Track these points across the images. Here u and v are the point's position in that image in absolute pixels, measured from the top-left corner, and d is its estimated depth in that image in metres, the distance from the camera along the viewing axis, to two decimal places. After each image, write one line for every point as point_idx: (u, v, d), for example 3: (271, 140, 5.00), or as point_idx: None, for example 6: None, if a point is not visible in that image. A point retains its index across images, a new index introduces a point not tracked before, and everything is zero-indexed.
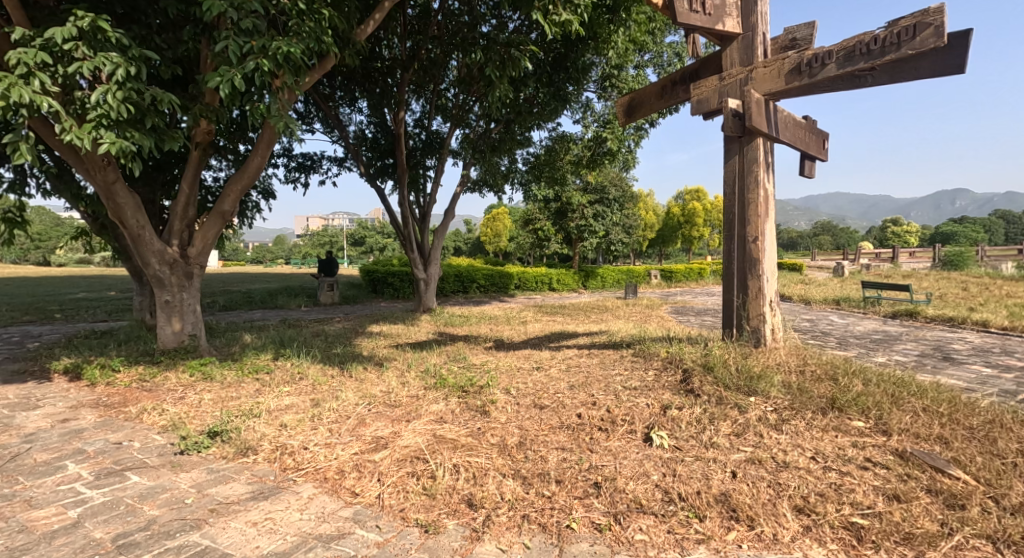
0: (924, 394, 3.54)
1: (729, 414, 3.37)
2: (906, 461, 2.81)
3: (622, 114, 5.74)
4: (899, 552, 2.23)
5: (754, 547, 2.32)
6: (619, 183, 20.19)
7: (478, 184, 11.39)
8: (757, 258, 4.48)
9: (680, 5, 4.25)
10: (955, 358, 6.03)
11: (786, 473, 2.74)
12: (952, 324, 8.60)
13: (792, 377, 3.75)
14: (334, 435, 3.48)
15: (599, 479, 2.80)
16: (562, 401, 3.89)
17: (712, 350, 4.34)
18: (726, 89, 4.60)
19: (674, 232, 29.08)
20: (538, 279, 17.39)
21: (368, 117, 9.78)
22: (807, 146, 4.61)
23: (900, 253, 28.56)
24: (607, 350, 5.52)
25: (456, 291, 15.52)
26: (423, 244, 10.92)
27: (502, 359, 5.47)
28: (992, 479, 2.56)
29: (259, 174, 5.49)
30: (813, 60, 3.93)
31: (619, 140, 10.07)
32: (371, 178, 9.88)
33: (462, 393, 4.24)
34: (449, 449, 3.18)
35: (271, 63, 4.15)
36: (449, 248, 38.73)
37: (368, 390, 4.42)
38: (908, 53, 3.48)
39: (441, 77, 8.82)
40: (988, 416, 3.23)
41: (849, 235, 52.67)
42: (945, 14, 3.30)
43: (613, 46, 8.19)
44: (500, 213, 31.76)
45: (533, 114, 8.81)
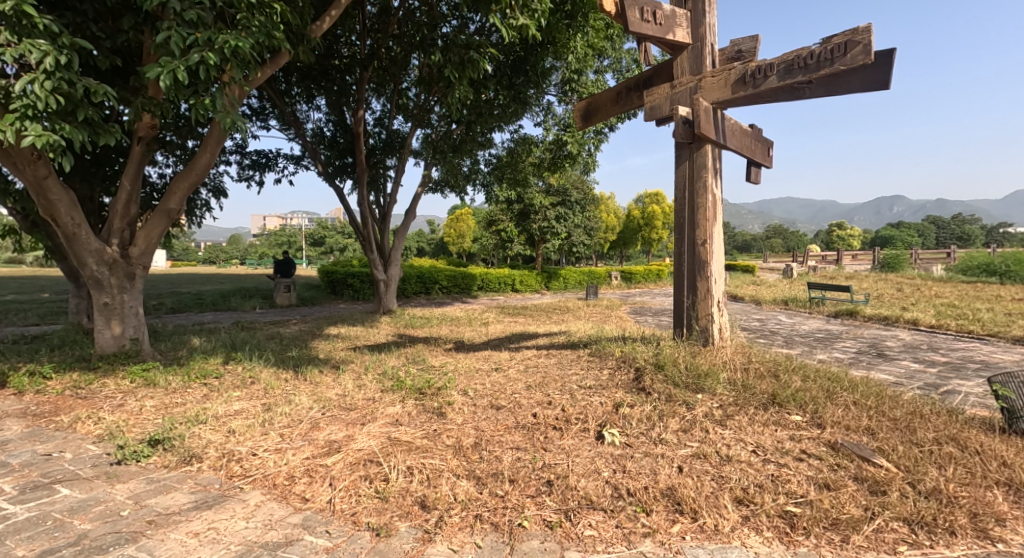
0: (856, 388, 3.77)
1: (678, 411, 3.49)
2: (837, 451, 2.98)
3: (579, 118, 5.82)
4: (826, 537, 2.37)
5: (696, 538, 2.41)
6: (580, 186, 20.44)
7: (440, 184, 11.35)
8: (706, 260, 4.66)
9: (632, 14, 4.35)
10: (888, 355, 6.43)
11: (728, 467, 2.87)
12: (886, 323, 9.14)
13: (737, 374, 3.93)
14: (285, 440, 3.40)
15: (551, 477, 2.86)
16: (519, 402, 3.94)
17: (663, 350, 4.48)
18: (678, 97, 4.76)
19: (634, 234, 29.71)
20: (501, 280, 17.44)
21: (326, 115, 9.60)
22: (752, 153, 4.82)
23: (843, 256, 30.22)
24: (565, 350, 5.60)
25: (417, 292, 15.37)
26: (383, 244, 10.77)
27: (461, 361, 5.47)
28: (910, 466, 2.75)
29: (208, 171, 5.28)
30: (756, 72, 4.13)
31: (579, 144, 10.24)
32: (330, 177, 9.69)
33: (419, 395, 4.22)
34: (403, 452, 3.16)
35: (216, 56, 4.00)
36: (411, 249, 38.35)
37: (323, 394, 4.34)
38: (840, 69, 3.71)
39: (402, 76, 8.78)
40: (910, 408, 3.47)
41: (798, 237, 55.22)
42: (872, 34, 3.54)
43: (572, 51, 8.38)
44: (463, 213, 31.71)
45: (494, 116, 8.82)
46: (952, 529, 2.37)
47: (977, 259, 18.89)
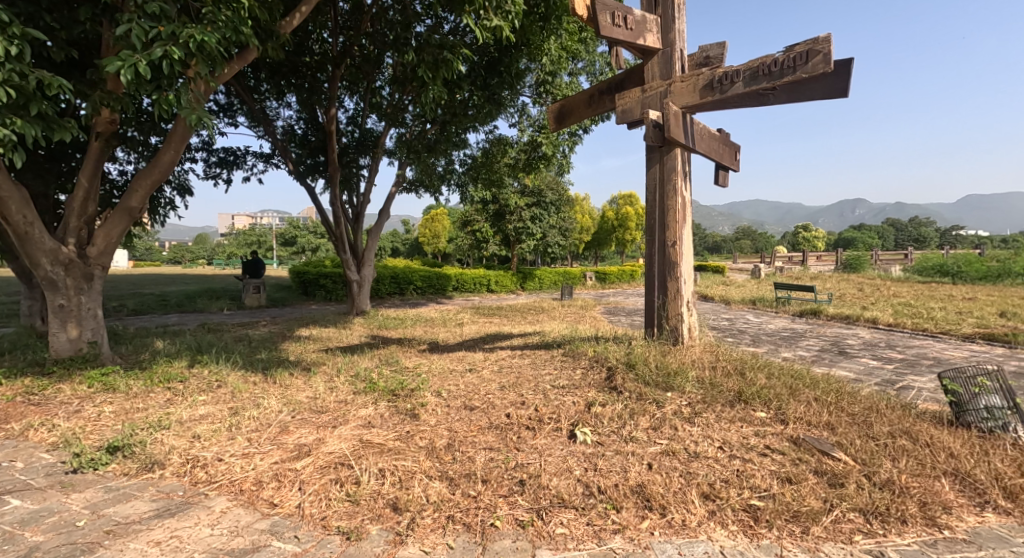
0: (817, 385, 3.91)
1: (648, 410, 3.56)
2: (799, 446, 3.09)
3: (552, 120, 5.84)
4: (788, 529, 2.45)
5: (665, 533, 2.47)
6: (555, 187, 20.54)
7: (414, 184, 11.28)
8: (676, 261, 4.75)
9: (604, 19, 4.41)
10: (849, 352, 6.67)
11: (696, 463, 2.95)
12: (848, 322, 9.47)
13: (705, 372, 4.04)
14: (253, 445, 3.34)
15: (524, 477, 2.88)
16: (492, 402, 3.96)
17: (635, 349, 4.56)
18: (648, 101, 4.84)
19: (608, 235, 30.04)
20: (476, 280, 17.40)
21: (297, 112, 9.44)
22: (720, 156, 4.94)
23: (808, 257, 31.20)
24: (538, 350, 5.65)
25: (391, 293, 15.22)
26: (356, 244, 10.64)
27: (435, 362, 5.46)
28: (867, 459, 2.87)
29: (171, 169, 5.12)
30: (724, 78, 4.23)
31: (553, 145, 10.31)
32: (301, 176, 9.52)
33: (392, 397, 4.18)
34: (375, 454, 3.14)
35: (181, 51, 3.90)
36: (386, 249, 37.97)
37: (293, 396, 4.27)
38: (802, 76, 3.84)
39: (375, 75, 8.69)
40: (867, 403, 3.62)
41: (766, 238, 56.71)
42: (832, 44, 3.67)
43: (546, 53, 8.45)
44: (438, 213, 31.56)
45: (468, 116, 8.81)
46: (903, 518, 2.48)
47: (932, 261, 19.78)
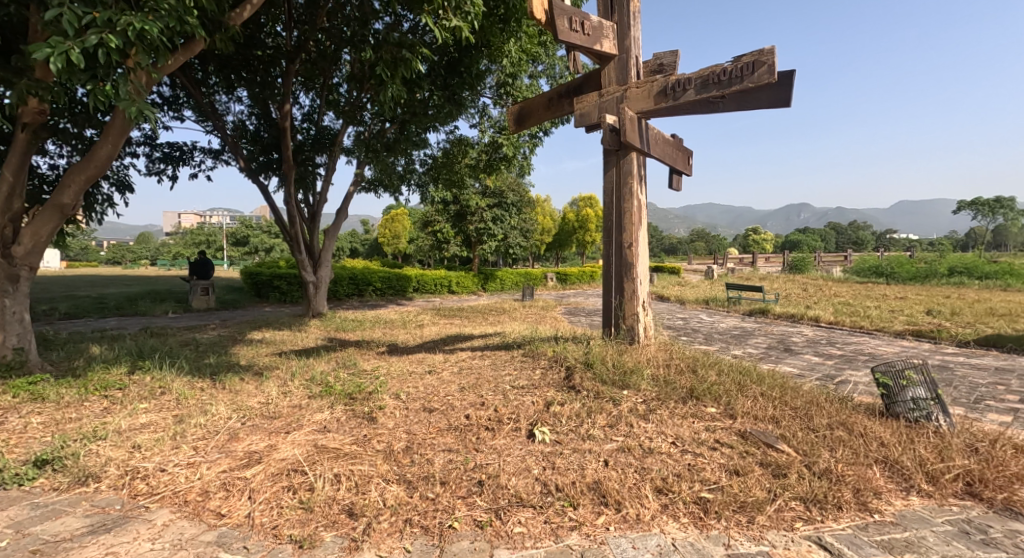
0: (764, 381, 4.10)
1: (605, 408, 3.63)
2: (746, 439, 3.23)
3: (512, 121, 5.86)
4: (734, 519, 2.56)
5: (620, 528, 2.53)
6: (516, 188, 20.64)
7: (373, 183, 11.10)
8: (632, 262, 4.87)
9: (561, 24, 4.48)
10: (793, 349, 7.01)
11: (650, 458, 3.04)
12: (793, 320, 9.95)
13: (660, 370, 4.16)
14: (199, 454, 3.21)
15: (483, 477, 2.89)
16: (452, 404, 3.95)
17: (593, 349, 4.65)
18: (605, 105, 4.94)
19: (569, 236, 30.40)
20: (437, 281, 17.25)
21: (248, 107, 9.13)
22: (674, 161, 5.09)
23: (758, 259, 32.51)
24: (499, 351, 5.66)
25: (349, 294, 14.91)
26: (312, 244, 10.37)
27: (394, 364, 5.39)
28: (807, 450, 3.03)
29: (109, 164, 4.85)
30: (676, 85, 4.37)
31: (514, 147, 10.35)
32: (253, 174, 9.21)
33: (349, 401, 4.11)
34: (330, 459, 3.08)
35: (120, 39, 3.71)
36: (344, 250, 37.15)
37: (244, 402, 4.12)
38: (749, 86, 4.01)
39: (332, 71, 8.51)
40: (809, 397, 3.82)
41: (719, 240, 58.88)
42: (775, 56, 3.85)
43: (506, 55, 8.49)
44: (399, 213, 31.09)
45: (428, 116, 8.75)
46: (839, 504, 2.63)
47: (869, 262, 21.03)
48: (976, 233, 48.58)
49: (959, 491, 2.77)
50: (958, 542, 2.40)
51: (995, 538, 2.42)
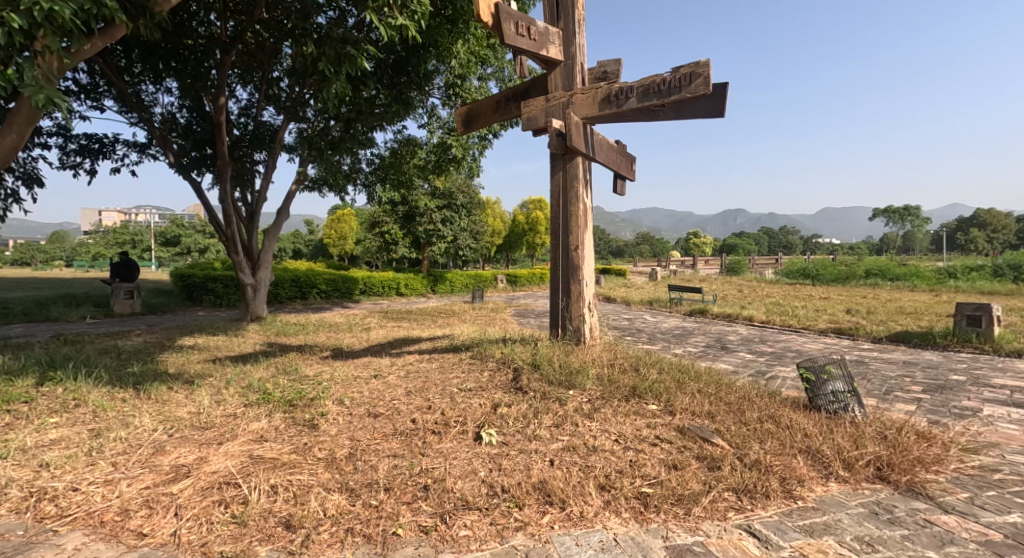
0: (701, 378, 4.29)
1: (551, 408, 3.69)
2: (684, 435, 3.36)
3: (460, 123, 5.83)
4: (672, 512, 2.66)
5: (564, 526, 2.58)
6: (466, 190, 20.57)
7: (317, 182, 10.76)
8: (578, 264, 4.97)
9: (508, 28, 4.51)
10: (729, 347, 7.36)
11: (594, 456, 3.11)
12: (729, 320, 10.46)
13: (604, 370, 4.27)
14: (119, 470, 3.00)
15: (428, 482, 2.86)
16: (398, 408, 3.88)
17: (539, 350, 4.71)
18: (551, 110, 5.01)
19: (519, 239, 30.61)
20: (385, 283, 16.91)
21: (179, 99, 8.63)
22: (618, 166, 5.23)
23: (698, 261, 33.93)
24: (446, 354, 5.62)
25: (292, 297, 14.37)
26: (250, 244, 9.92)
27: (338, 369, 5.24)
28: (740, 443, 3.19)
29: (15, 154, 4.42)
30: (619, 93, 4.51)
31: (463, 148, 10.31)
32: (185, 170, 8.72)
33: (289, 408, 3.96)
34: (267, 470, 2.95)
35: (24, 20, 3.42)
36: (286, 250, 35.75)
37: (172, 413, 3.89)
38: (686, 96, 4.19)
39: (271, 65, 8.19)
40: (741, 392, 4.03)
41: (662, 243, 61.04)
42: (710, 68, 4.04)
43: (454, 56, 8.43)
44: (345, 213, 30.25)
45: (375, 115, 8.58)
46: (766, 493, 2.79)
47: (797, 265, 22.45)
48: (890, 238, 52.81)
49: (870, 475, 3.00)
50: (869, 522, 2.59)
51: (900, 517, 2.64)
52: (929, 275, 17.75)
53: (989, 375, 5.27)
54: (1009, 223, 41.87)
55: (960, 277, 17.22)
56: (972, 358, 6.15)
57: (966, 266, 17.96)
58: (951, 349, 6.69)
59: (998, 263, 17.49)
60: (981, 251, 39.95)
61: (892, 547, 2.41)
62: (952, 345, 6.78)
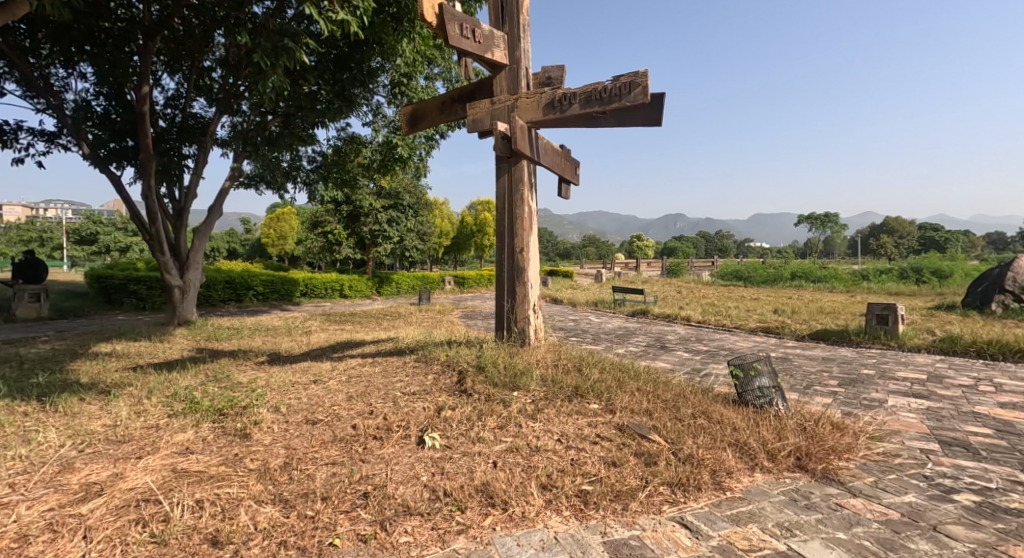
0: (641, 377, 4.43)
1: (495, 410, 3.70)
2: (624, 432, 3.46)
3: (404, 123, 5.70)
4: (611, 508, 2.74)
5: (505, 527, 2.59)
6: (412, 190, 20.30)
7: (253, 180, 10.30)
8: (523, 266, 5.01)
9: (451, 29, 4.48)
10: (668, 346, 7.65)
11: (537, 457, 3.14)
12: (669, 320, 10.89)
13: (548, 370, 4.32)
14: (19, 492, 2.75)
15: (368, 489, 2.80)
16: (338, 414, 3.77)
17: (485, 352, 4.72)
18: (496, 113, 5.03)
19: (467, 240, 30.55)
20: (327, 285, 16.39)
21: (94, 86, 8.03)
22: (563, 170, 5.32)
23: (641, 263, 35.08)
24: (391, 357, 5.53)
25: (225, 299, 13.66)
26: (177, 244, 9.35)
27: (276, 375, 5.03)
28: (675, 439, 3.32)
29: None
30: (563, 99, 4.59)
31: (409, 148, 10.17)
32: (102, 162, 8.12)
33: (218, 417, 3.75)
34: (191, 484, 2.79)
35: None
36: (220, 251, 33.90)
37: (84, 427, 3.59)
38: (626, 104, 4.33)
39: (202, 53, 7.76)
40: (677, 389, 4.20)
41: (606, 245, 62.73)
42: (648, 78, 4.19)
43: (399, 55, 8.29)
44: (285, 212, 29.13)
45: (316, 111, 8.31)
46: (698, 485, 2.92)
47: (730, 268, 23.72)
48: (813, 242, 56.75)
49: (791, 464, 3.20)
50: (789, 509, 2.77)
51: (816, 502, 2.83)
52: (846, 277, 19.22)
53: (895, 368, 5.76)
54: (914, 230, 46.02)
55: (872, 279, 18.74)
56: (881, 353, 6.70)
57: (878, 269, 19.58)
58: (864, 345, 7.26)
59: (904, 265, 19.17)
60: (890, 255, 43.68)
61: (808, 530, 2.58)
62: (864, 341, 7.36)
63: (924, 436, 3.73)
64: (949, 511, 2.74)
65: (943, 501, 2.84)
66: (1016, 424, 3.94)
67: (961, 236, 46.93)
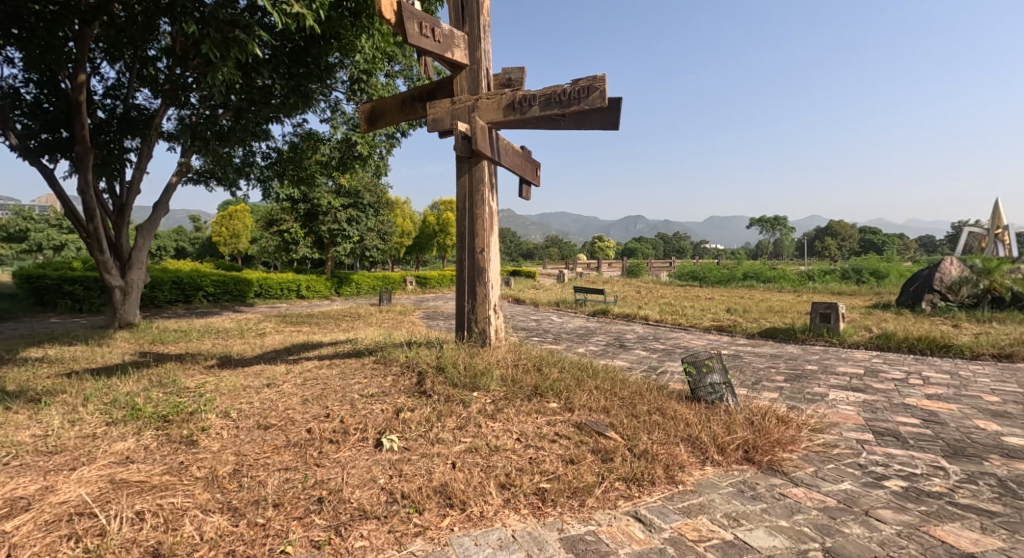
0: (599, 375, 4.51)
1: (455, 410, 3.69)
2: (582, 430, 3.52)
3: (363, 121, 5.58)
4: (568, 505, 2.77)
5: (463, 527, 2.59)
6: (373, 188, 19.96)
7: (202, 175, 9.89)
8: (484, 266, 5.01)
9: (411, 27, 4.43)
10: (626, 345, 7.80)
11: (495, 456, 3.15)
12: (628, 319, 11.12)
13: (508, 370, 4.34)
14: None
15: (323, 494, 2.74)
16: (292, 418, 3.67)
17: (445, 352, 4.70)
18: (457, 113, 5.01)
19: (429, 240, 30.28)
20: (283, 285, 15.91)
21: (23, 72, 7.51)
22: (523, 171, 5.35)
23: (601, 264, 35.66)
24: (348, 359, 5.42)
25: (173, 300, 13.07)
26: (118, 242, 8.86)
27: (227, 378, 4.85)
28: (631, 435, 3.39)
29: None
30: (523, 101, 4.62)
31: (369, 146, 10.00)
32: (32, 154, 7.62)
33: (162, 424, 3.58)
34: (131, 495, 2.66)
35: None
36: (168, 250, 32.38)
37: (11, 438, 3.36)
38: (584, 107, 4.40)
39: (145, 41, 7.38)
40: (634, 387, 4.30)
41: (568, 246, 63.49)
42: (606, 83, 4.28)
43: (358, 51, 8.13)
44: (238, 209, 28.11)
45: (270, 106, 8.05)
46: (652, 480, 3.00)
47: (687, 268, 24.42)
48: (764, 244, 59.12)
49: (739, 457, 3.33)
50: (736, 500, 2.88)
51: (761, 492, 2.95)
52: (794, 278, 20.11)
53: (835, 364, 6.08)
54: (855, 233, 48.61)
55: (818, 279, 19.71)
56: (823, 350, 7.05)
57: (823, 270, 20.60)
58: (808, 342, 7.62)
59: (846, 266, 20.24)
60: (834, 256, 46.02)
61: (753, 519, 2.69)
62: (809, 338, 7.73)
63: (860, 427, 3.95)
64: (880, 496, 2.92)
65: (874, 487, 3.02)
66: (940, 414, 4.22)
67: (897, 239, 49.92)
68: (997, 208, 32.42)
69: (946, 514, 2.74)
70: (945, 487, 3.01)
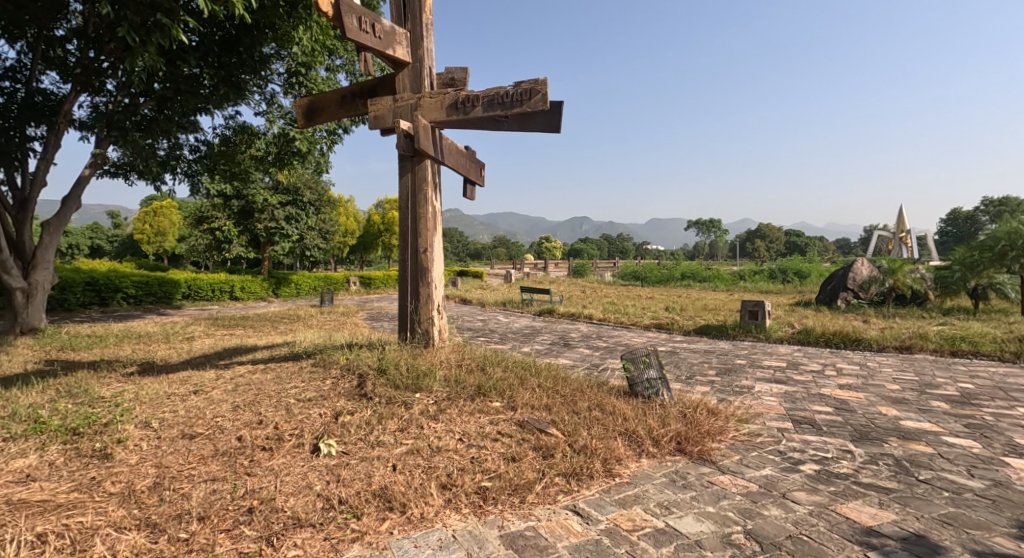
0: (542, 373, 4.57)
1: (397, 412, 3.62)
2: (524, 427, 3.55)
3: (299, 116, 5.37)
4: (509, 502, 2.79)
5: (402, 530, 2.55)
6: (313, 186, 19.30)
7: (121, 168, 9.20)
8: (427, 265, 4.95)
9: (350, 21, 4.30)
10: (570, 344, 7.94)
11: (437, 457, 3.12)
12: (572, 318, 11.32)
13: (451, 371, 4.31)
14: None
15: (254, 504, 2.62)
16: (220, 426, 3.48)
17: (386, 354, 4.60)
18: (399, 111, 4.92)
19: (373, 239, 29.62)
20: (214, 286, 15.06)
21: None
22: (467, 171, 5.33)
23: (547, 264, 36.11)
24: (285, 362, 5.20)
25: (87, 303, 12.09)
26: (20, 240, 8.08)
27: (150, 386, 4.54)
28: (572, 431, 3.46)
29: None
30: (465, 101, 4.60)
31: (307, 141, 9.65)
32: None
33: (72, 438, 3.30)
34: (31, 516, 2.43)
35: None
36: (83, 249, 29.89)
37: None
38: (526, 110, 4.45)
39: (53, 20, 6.78)
40: (575, 384, 4.38)
41: (515, 247, 63.83)
42: (546, 86, 4.35)
43: (296, 42, 7.83)
44: (164, 206, 26.35)
45: (199, 96, 7.62)
46: (590, 474, 3.07)
47: (628, 268, 25.15)
48: (700, 245, 61.87)
49: (672, 449, 3.47)
50: (668, 489, 3.00)
51: (691, 481, 3.09)
52: (727, 278, 21.19)
53: (761, 358, 6.45)
54: (782, 235, 51.80)
55: (748, 279, 20.85)
56: (752, 345, 7.47)
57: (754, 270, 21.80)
58: (739, 338, 8.04)
59: (774, 266, 21.53)
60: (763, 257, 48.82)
61: (684, 507, 2.81)
62: (739, 335, 8.16)
63: (781, 417, 4.21)
64: (795, 480, 3.13)
65: (791, 472, 3.23)
66: (850, 402, 4.58)
67: (818, 240, 53.69)
68: (902, 213, 35.53)
69: (851, 492, 2.97)
70: (851, 468, 3.27)
